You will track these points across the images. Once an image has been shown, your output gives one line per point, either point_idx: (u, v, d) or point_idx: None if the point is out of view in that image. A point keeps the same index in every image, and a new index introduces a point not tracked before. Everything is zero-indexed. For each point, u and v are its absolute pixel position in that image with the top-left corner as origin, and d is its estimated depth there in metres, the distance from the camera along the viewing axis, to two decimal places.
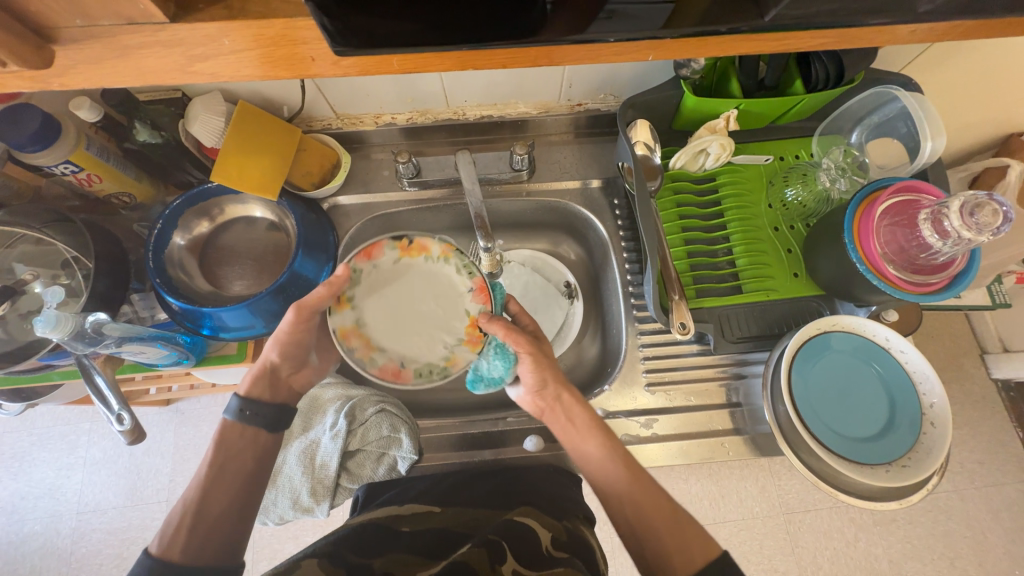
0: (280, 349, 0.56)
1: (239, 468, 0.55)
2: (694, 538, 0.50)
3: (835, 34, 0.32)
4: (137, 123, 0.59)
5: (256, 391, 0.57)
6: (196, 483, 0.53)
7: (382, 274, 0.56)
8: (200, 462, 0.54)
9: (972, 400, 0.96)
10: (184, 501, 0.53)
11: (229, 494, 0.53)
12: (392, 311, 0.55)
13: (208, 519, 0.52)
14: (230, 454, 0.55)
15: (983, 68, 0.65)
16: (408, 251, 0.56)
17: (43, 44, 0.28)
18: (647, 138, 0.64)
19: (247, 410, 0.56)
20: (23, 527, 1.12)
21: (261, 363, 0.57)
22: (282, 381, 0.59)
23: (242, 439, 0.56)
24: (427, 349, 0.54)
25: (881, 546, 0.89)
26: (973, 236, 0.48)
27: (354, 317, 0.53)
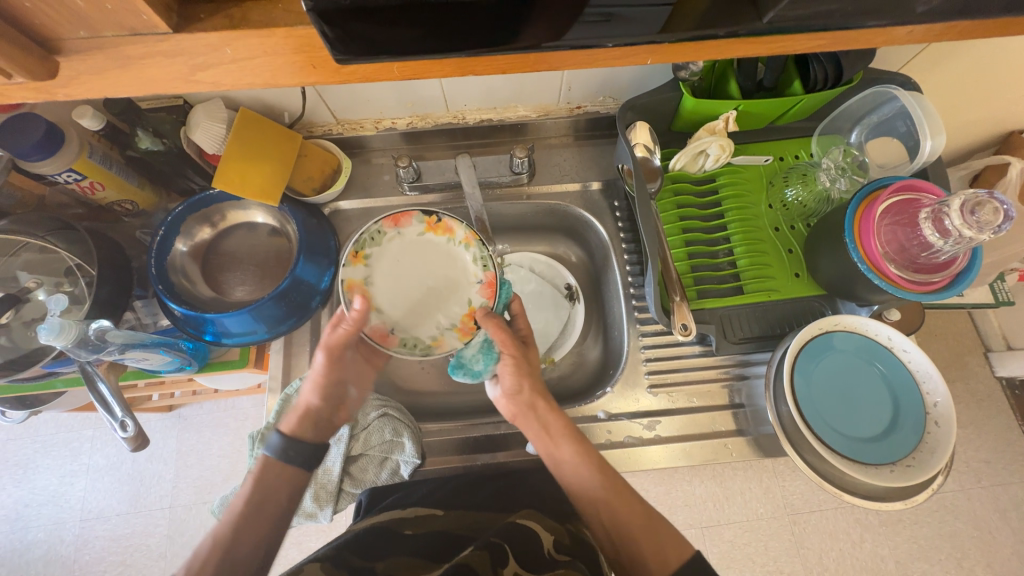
0: (319, 388, 0.57)
1: (275, 509, 0.52)
2: (673, 544, 0.47)
3: (832, 36, 0.32)
4: (139, 131, 0.59)
5: (302, 431, 0.56)
6: (227, 523, 0.50)
7: (406, 241, 0.64)
8: (236, 498, 0.51)
9: (977, 398, 0.96)
10: (211, 537, 0.50)
11: (258, 534, 0.51)
12: (401, 279, 0.64)
13: (235, 562, 0.48)
14: (268, 494, 0.53)
15: (981, 66, 0.65)
16: (434, 228, 0.64)
17: (47, 55, 0.28)
18: (647, 141, 0.65)
19: (290, 450, 0.54)
20: (26, 535, 1.12)
21: (303, 403, 0.58)
22: (326, 422, 0.59)
23: (283, 479, 0.54)
24: (415, 329, 0.62)
25: (887, 547, 0.88)
26: (974, 235, 0.48)
27: (362, 275, 0.62)
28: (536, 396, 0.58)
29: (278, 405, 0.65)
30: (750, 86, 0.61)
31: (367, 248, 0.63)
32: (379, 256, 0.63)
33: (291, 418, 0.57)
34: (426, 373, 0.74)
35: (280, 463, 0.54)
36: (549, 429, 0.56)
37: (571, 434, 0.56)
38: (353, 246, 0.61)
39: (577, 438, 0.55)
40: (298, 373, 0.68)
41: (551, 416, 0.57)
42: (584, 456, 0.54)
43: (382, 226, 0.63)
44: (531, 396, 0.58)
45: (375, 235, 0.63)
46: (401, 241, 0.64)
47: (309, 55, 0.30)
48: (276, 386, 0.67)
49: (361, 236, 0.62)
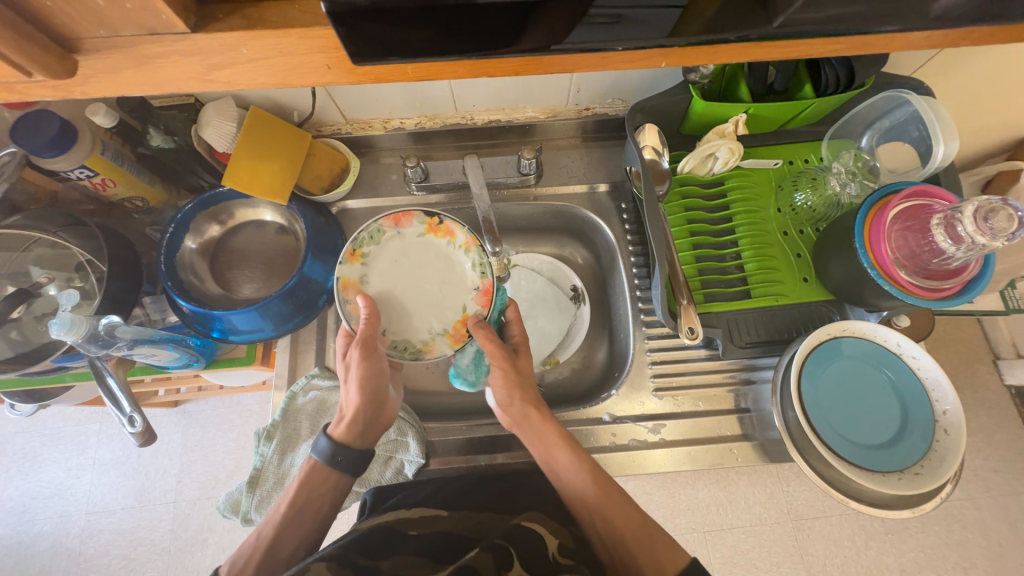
0: (365, 387, 0.55)
1: (318, 509, 0.56)
2: (666, 547, 0.48)
3: (848, 40, 0.32)
4: (151, 128, 0.60)
5: (349, 436, 0.57)
6: (276, 521, 0.54)
7: (405, 241, 0.66)
8: (282, 499, 0.54)
9: (985, 406, 0.95)
10: (258, 531, 0.54)
11: (301, 535, 0.54)
12: (397, 279, 0.65)
13: (279, 557, 0.53)
14: (311, 498, 0.55)
15: (995, 72, 0.64)
16: (434, 230, 0.65)
17: (66, 54, 0.28)
18: (656, 143, 0.64)
19: (337, 456, 0.56)
20: (33, 527, 1.13)
21: (349, 406, 0.56)
22: (372, 424, 0.58)
23: (327, 480, 0.57)
24: (406, 330, 0.64)
25: (893, 555, 0.88)
26: (987, 242, 0.47)
27: (359, 273, 0.63)
28: (531, 402, 0.59)
29: (284, 404, 0.64)
30: (761, 90, 0.61)
31: (366, 246, 0.64)
32: (377, 255, 0.65)
33: (336, 423, 0.58)
34: (431, 372, 0.74)
35: (326, 468, 0.56)
36: (541, 435, 0.56)
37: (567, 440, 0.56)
38: (352, 244, 0.62)
39: (569, 444, 0.56)
40: (304, 371, 0.68)
41: (545, 421, 0.57)
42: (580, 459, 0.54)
43: (383, 225, 0.64)
44: (525, 401, 0.59)
45: (376, 234, 0.64)
46: (400, 242, 0.66)
47: (323, 56, 0.30)
48: (282, 383, 0.67)
49: (361, 234, 0.63)
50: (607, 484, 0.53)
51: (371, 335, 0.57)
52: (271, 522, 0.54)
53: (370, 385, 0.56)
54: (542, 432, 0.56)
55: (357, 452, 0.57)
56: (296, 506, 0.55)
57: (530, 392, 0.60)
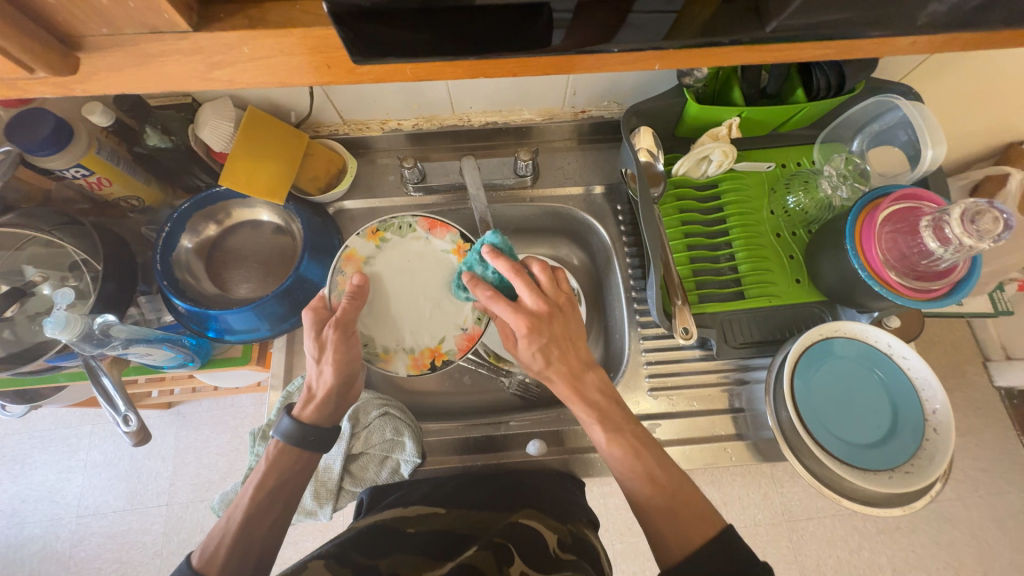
0: (341, 367, 0.56)
1: (291, 491, 0.54)
2: (695, 528, 0.45)
3: (838, 45, 0.33)
4: (148, 128, 0.60)
5: (317, 417, 0.56)
6: (245, 505, 0.51)
7: (429, 249, 0.68)
8: (251, 480, 0.52)
9: (975, 407, 0.96)
10: (227, 516, 0.51)
11: (273, 516, 0.52)
12: (400, 278, 0.67)
13: (253, 541, 0.50)
14: (282, 478, 0.54)
15: (982, 79, 0.66)
16: (459, 254, 0.68)
17: (69, 51, 0.28)
18: (650, 145, 0.65)
19: (309, 436, 0.55)
20: (22, 530, 1.12)
21: (321, 385, 0.57)
22: (340, 403, 0.58)
23: (298, 462, 0.55)
24: (375, 331, 0.65)
25: (885, 555, 0.89)
26: (974, 244, 0.48)
27: (368, 253, 0.66)
28: (562, 383, 0.53)
29: (279, 403, 0.65)
30: (754, 93, 0.63)
31: (390, 233, 0.67)
32: (394, 245, 0.68)
33: (303, 405, 0.57)
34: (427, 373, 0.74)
35: (295, 448, 0.55)
36: (573, 408, 0.53)
37: (600, 412, 0.52)
38: (379, 224, 0.67)
39: (599, 412, 0.52)
40: (300, 372, 0.68)
41: (582, 391, 0.53)
42: (606, 437, 0.51)
43: (417, 223, 0.68)
44: (553, 381, 0.53)
45: (406, 228, 0.68)
46: (424, 246, 0.68)
47: (324, 56, 0.30)
48: (277, 383, 0.67)
49: (391, 221, 0.67)
50: (630, 450, 0.50)
51: (350, 318, 0.58)
52: (240, 508, 0.51)
53: (347, 366, 0.57)
54: (574, 405, 0.53)
55: (326, 430, 0.56)
56: (267, 487, 0.53)
57: (560, 371, 0.53)
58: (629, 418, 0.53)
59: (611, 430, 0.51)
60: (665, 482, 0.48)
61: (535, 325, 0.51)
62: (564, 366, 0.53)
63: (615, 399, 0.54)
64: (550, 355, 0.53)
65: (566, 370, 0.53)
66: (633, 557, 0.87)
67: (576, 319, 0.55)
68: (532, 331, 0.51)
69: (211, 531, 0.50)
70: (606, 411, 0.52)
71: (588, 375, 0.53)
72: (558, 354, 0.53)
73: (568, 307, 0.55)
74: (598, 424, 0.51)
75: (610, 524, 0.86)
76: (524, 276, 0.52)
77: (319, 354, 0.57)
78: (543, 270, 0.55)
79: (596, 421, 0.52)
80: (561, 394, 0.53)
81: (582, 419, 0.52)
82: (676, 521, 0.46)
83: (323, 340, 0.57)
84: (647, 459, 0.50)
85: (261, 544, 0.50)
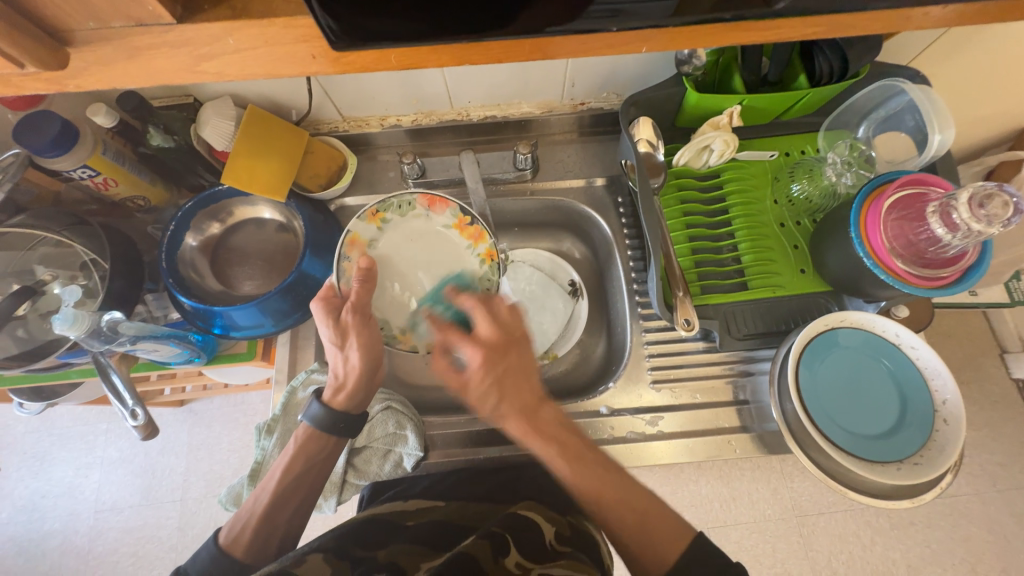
0: (366, 351, 0.56)
1: (315, 479, 0.55)
2: (665, 539, 0.46)
3: (830, 21, 0.32)
4: (151, 128, 0.60)
5: (347, 403, 0.56)
6: (273, 488, 0.52)
7: (430, 226, 0.69)
8: (278, 465, 0.53)
9: (992, 400, 0.94)
10: (255, 497, 0.53)
11: (298, 499, 0.53)
12: (403, 257, 0.69)
13: (277, 525, 0.51)
14: (309, 465, 0.54)
15: (994, 60, 0.64)
16: (461, 228, 0.68)
17: (59, 46, 0.29)
18: (650, 136, 0.64)
19: (340, 424, 0.55)
20: (43, 525, 1.15)
21: (349, 371, 0.56)
22: (372, 387, 0.58)
23: (325, 447, 0.55)
24: (389, 314, 0.66)
25: (898, 550, 0.87)
26: (983, 228, 0.47)
27: (370, 236, 0.66)
28: (515, 420, 0.49)
29: (284, 398, 0.65)
30: (754, 80, 0.61)
31: (389, 213, 0.67)
32: (396, 226, 0.68)
33: (332, 392, 0.57)
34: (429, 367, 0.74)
35: (325, 433, 0.55)
36: (531, 446, 0.49)
37: (560, 446, 0.49)
38: (378, 206, 0.66)
39: (560, 446, 0.49)
40: (304, 367, 0.69)
41: (539, 426, 0.49)
42: (567, 466, 0.48)
43: (416, 201, 0.67)
44: (507, 421, 0.50)
45: (406, 206, 0.67)
46: (424, 223, 0.69)
47: (309, 45, 0.30)
48: (282, 379, 0.68)
49: (390, 201, 0.66)
50: (598, 474, 0.48)
51: (366, 301, 0.57)
52: (268, 490, 0.53)
53: (372, 348, 0.56)
54: (531, 443, 0.49)
55: (355, 417, 0.56)
56: (292, 472, 0.53)
57: (514, 407, 0.49)
58: (592, 446, 0.50)
59: (573, 458, 0.48)
60: (636, 503, 0.47)
61: (489, 355, 0.50)
62: (517, 402, 0.49)
63: (573, 430, 0.51)
64: (503, 390, 0.50)
65: (518, 408, 0.49)
66: None
67: (531, 355, 0.52)
68: (487, 363, 0.50)
69: (239, 511, 0.52)
70: (568, 442, 0.49)
71: (542, 413, 0.50)
72: (511, 388, 0.50)
73: (526, 340, 0.53)
74: (560, 458, 0.48)
75: None
76: (484, 308, 0.53)
77: (342, 341, 0.56)
78: (503, 303, 0.54)
79: (557, 456, 0.48)
80: (516, 432, 0.49)
81: (544, 457, 0.49)
82: (646, 540, 0.45)
83: (342, 326, 0.56)
84: (617, 482, 0.48)
85: (285, 526, 0.52)
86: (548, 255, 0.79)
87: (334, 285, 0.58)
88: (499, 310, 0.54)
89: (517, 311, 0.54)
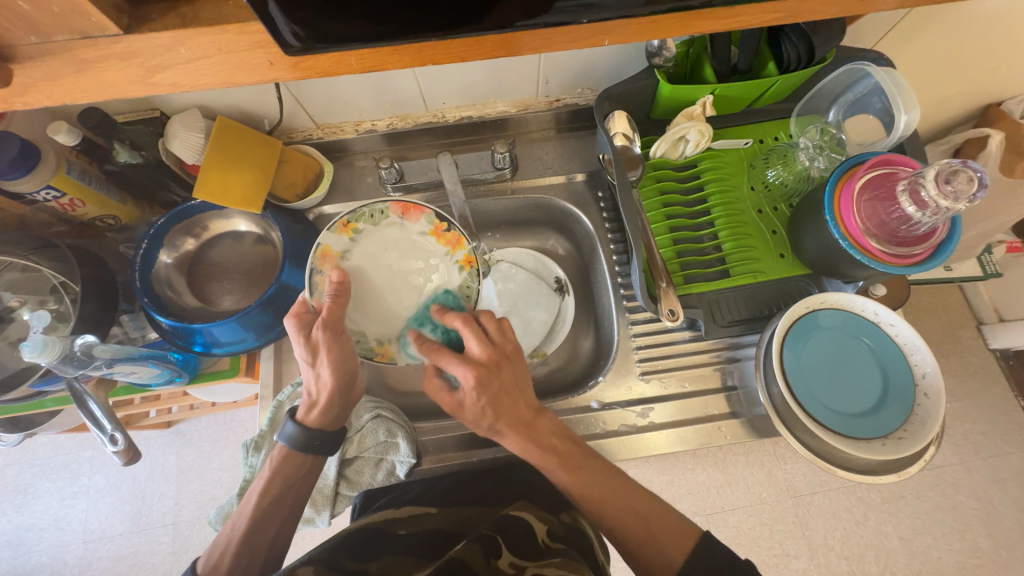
0: (338, 368, 0.54)
1: (295, 497, 0.54)
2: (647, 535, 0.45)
3: (784, 7, 0.32)
4: (115, 144, 0.57)
5: (322, 421, 0.56)
6: (250, 512, 0.51)
7: (405, 233, 0.68)
8: (255, 487, 0.52)
9: (972, 371, 0.97)
10: (233, 524, 0.51)
11: (279, 521, 0.52)
12: (378, 267, 0.68)
13: (258, 549, 0.50)
14: (287, 486, 0.53)
15: (951, 43, 0.66)
16: (437, 235, 0.68)
17: (0, 63, 0.28)
18: (626, 129, 0.64)
19: (314, 441, 0.54)
20: (29, 559, 1.11)
21: (321, 389, 0.55)
22: (348, 402, 0.57)
23: (303, 466, 0.54)
24: (367, 326, 0.65)
25: (890, 524, 0.89)
26: (950, 205, 0.48)
27: (342, 247, 0.66)
28: (513, 436, 0.51)
29: (271, 413, 0.64)
30: (725, 70, 0.61)
31: (361, 223, 0.66)
32: (368, 236, 0.67)
33: (306, 409, 0.56)
34: (418, 372, 0.73)
35: (300, 453, 0.54)
36: (530, 458, 0.51)
37: (558, 455, 0.50)
38: (348, 216, 0.65)
39: (557, 455, 0.50)
40: (289, 380, 0.68)
41: (536, 438, 0.51)
42: (567, 474, 0.49)
43: (388, 210, 0.67)
44: (505, 435, 0.52)
45: (378, 215, 0.67)
46: (399, 232, 0.68)
47: (265, 51, 0.30)
48: (267, 394, 0.67)
49: (362, 210, 0.66)
50: (593, 480, 0.49)
51: (337, 317, 0.55)
52: (245, 514, 0.52)
53: (344, 365, 0.55)
54: (530, 455, 0.51)
55: (331, 435, 0.56)
56: (270, 495, 0.52)
57: (510, 422, 0.51)
58: (588, 451, 0.52)
59: (569, 468, 0.50)
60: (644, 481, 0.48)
61: (481, 374, 0.51)
62: (511, 417, 0.52)
63: (572, 440, 0.52)
64: (498, 407, 0.51)
65: (514, 421, 0.51)
66: None
67: (525, 366, 0.55)
68: (480, 383, 0.51)
69: (216, 539, 0.51)
70: (564, 450, 0.51)
71: (540, 425, 0.52)
72: (505, 406, 0.52)
73: (517, 355, 0.55)
74: (557, 467, 0.50)
75: None
76: (473, 327, 0.54)
77: (313, 358, 0.55)
78: (490, 320, 0.56)
79: (555, 464, 0.50)
80: (514, 446, 0.52)
81: (542, 466, 0.51)
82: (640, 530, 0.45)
83: (313, 343, 0.55)
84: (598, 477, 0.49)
85: (266, 550, 0.51)
86: (536, 255, 0.79)
87: (306, 301, 0.57)
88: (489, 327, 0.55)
89: (507, 326, 0.56)
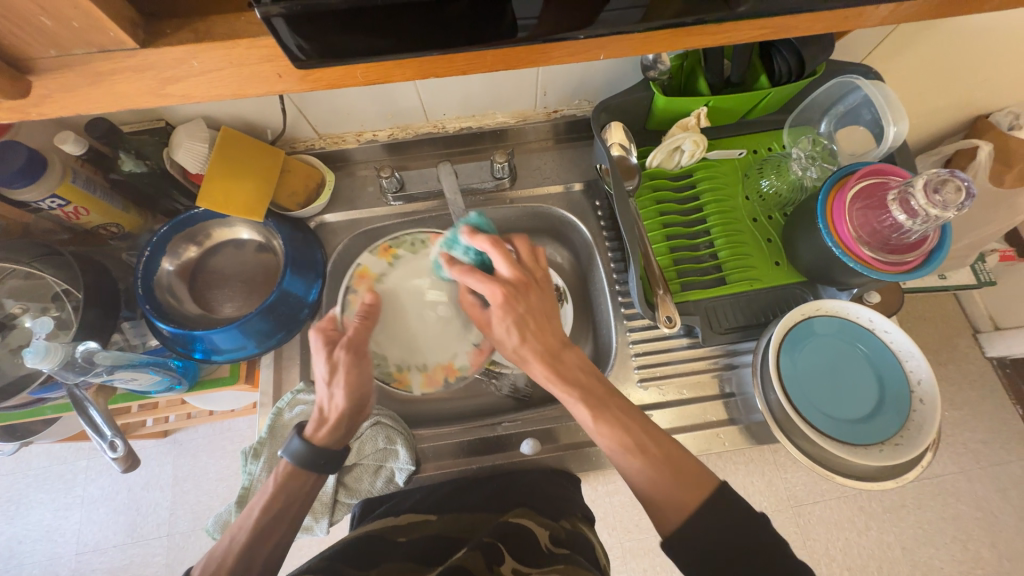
0: (352, 389, 0.56)
1: (294, 514, 0.53)
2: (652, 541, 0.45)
3: (774, 23, 0.33)
4: (121, 154, 0.60)
5: (329, 440, 0.55)
6: (249, 527, 0.51)
7: None
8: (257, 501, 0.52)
9: (970, 379, 0.97)
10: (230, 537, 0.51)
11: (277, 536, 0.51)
12: (411, 293, 0.71)
13: (255, 564, 0.49)
14: (288, 502, 0.53)
15: (940, 57, 0.68)
16: None
17: (20, 75, 0.29)
18: (622, 139, 0.66)
19: (320, 461, 0.54)
20: (21, 571, 1.10)
21: (333, 408, 0.56)
22: (356, 424, 0.57)
23: (304, 483, 0.54)
24: (389, 350, 0.69)
25: (893, 533, 0.89)
26: (940, 213, 0.49)
27: (379, 269, 0.71)
28: (538, 362, 0.53)
29: (270, 420, 0.64)
30: (718, 83, 0.62)
31: (401, 249, 0.72)
32: (405, 261, 0.72)
33: (315, 427, 0.56)
34: None
35: (305, 470, 0.54)
36: (554, 386, 0.52)
37: (581, 390, 0.51)
38: (390, 242, 0.72)
39: (581, 390, 0.51)
40: (288, 388, 0.68)
41: (560, 367, 0.52)
42: (589, 411, 0.50)
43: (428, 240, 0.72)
44: (528, 360, 0.53)
45: (416, 244, 0.72)
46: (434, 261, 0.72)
47: (274, 64, 0.31)
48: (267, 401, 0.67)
49: (404, 238, 0.72)
50: (618, 421, 0.49)
51: (361, 339, 0.59)
52: (244, 528, 0.51)
53: (359, 387, 0.56)
54: (554, 385, 0.52)
55: (337, 454, 0.55)
56: (269, 511, 0.52)
57: (534, 348, 0.53)
58: (617, 393, 0.52)
59: (593, 406, 0.50)
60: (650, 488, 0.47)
61: (507, 293, 0.53)
62: (537, 343, 0.53)
63: (595, 377, 0.53)
64: (524, 328, 0.53)
65: (540, 346, 0.53)
66: (642, 553, 0.89)
67: (551, 295, 0.56)
68: (505, 300, 0.53)
69: (213, 550, 0.50)
70: (589, 387, 0.51)
71: (564, 356, 0.53)
72: (534, 329, 0.54)
73: (545, 283, 0.57)
74: (580, 404, 0.50)
75: (616, 523, 0.89)
76: (501, 248, 0.55)
77: (330, 377, 0.56)
78: (524, 247, 0.58)
79: (578, 397, 0.50)
80: (539, 374, 0.53)
81: (568, 400, 0.51)
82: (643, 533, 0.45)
83: (333, 362, 0.57)
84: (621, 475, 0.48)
85: (264, 564, 0.50)
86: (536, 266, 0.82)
87: (334, 318, 0.60)
88: (520, 251, 0.58)
89: (536, 254, 0.58)
